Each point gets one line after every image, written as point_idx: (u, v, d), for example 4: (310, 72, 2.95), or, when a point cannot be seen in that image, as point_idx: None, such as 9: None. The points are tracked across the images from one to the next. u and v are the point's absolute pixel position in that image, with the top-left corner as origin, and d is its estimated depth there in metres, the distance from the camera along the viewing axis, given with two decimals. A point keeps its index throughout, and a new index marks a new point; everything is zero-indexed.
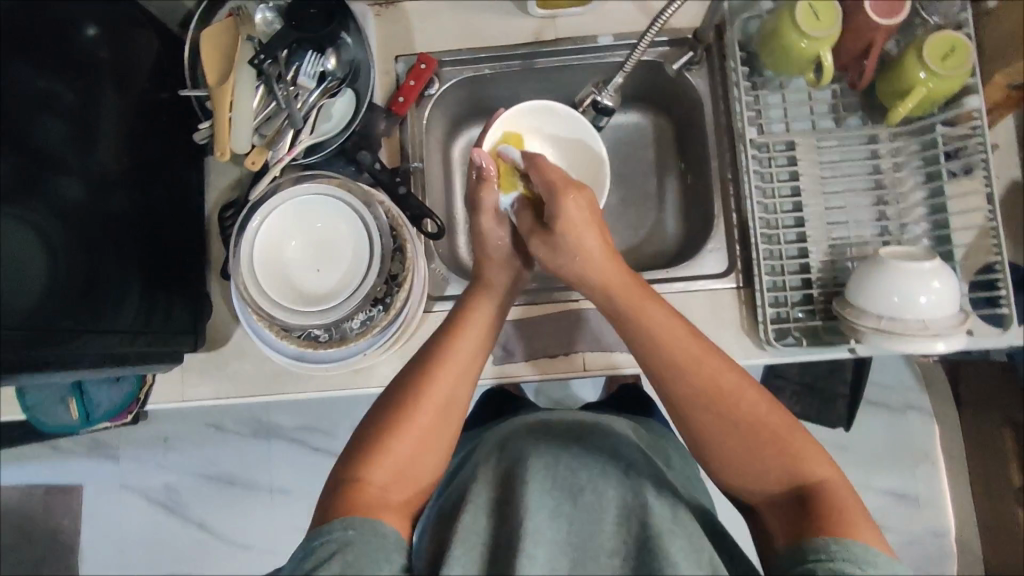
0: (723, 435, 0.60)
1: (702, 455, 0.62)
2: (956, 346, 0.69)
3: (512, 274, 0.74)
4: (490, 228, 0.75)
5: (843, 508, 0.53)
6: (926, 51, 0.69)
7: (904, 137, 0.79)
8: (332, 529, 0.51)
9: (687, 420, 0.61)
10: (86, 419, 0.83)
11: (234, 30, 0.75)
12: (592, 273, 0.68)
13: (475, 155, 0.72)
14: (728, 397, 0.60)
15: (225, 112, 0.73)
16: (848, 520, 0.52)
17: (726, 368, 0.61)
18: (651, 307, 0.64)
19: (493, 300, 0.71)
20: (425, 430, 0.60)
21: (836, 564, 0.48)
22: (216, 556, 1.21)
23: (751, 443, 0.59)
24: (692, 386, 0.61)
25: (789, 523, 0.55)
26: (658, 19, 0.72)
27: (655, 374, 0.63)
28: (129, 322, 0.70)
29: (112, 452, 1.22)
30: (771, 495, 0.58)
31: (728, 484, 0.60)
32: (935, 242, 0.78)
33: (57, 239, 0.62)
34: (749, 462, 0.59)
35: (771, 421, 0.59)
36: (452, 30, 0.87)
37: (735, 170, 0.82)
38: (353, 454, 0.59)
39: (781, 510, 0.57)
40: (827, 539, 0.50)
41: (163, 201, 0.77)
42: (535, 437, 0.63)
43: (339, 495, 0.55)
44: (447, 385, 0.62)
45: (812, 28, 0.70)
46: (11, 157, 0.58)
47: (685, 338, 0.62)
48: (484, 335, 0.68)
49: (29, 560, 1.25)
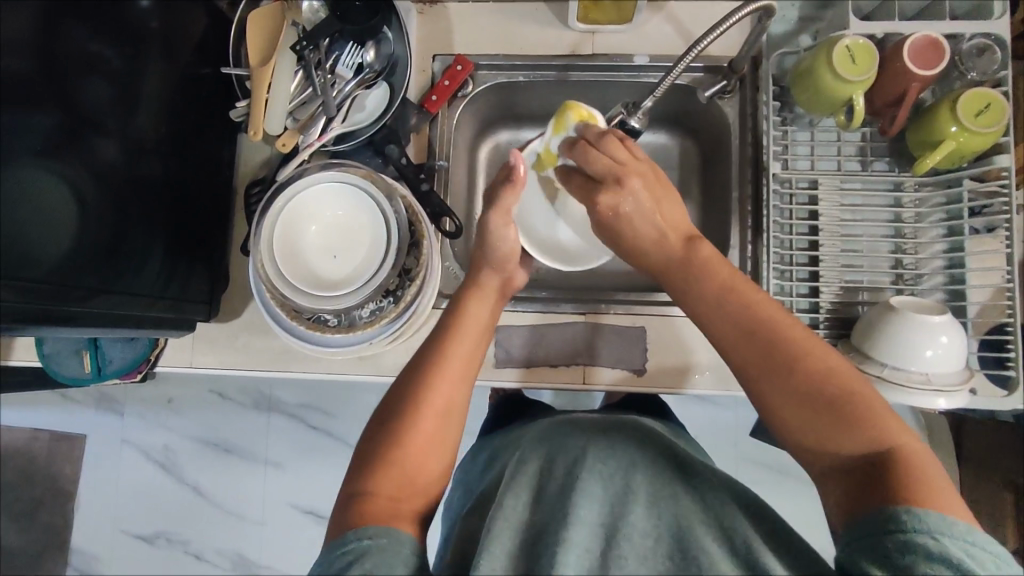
0: (787, 401, 0.56)
1: (766, 421, 0.58)
2: (958, 403, 0.69)
3: (505, 278, 0.74)
4: (500, 230, 0.72)
5: (922, 476, 0.48)
6: (959, 106, 0.69)
7: (930, 187, 0.79)
8: (347, 540, 0.51)
9: (751, 381, 0.58)
10: (97, 373, 0.85)
11: (281, 15, 0.76)
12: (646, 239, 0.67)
13: (512, 155, 0.71)
14: (790, 358, 0.56)
15: (263, 90, 0.74)
16: (925, 488, 0.47)
17: (794, 328, 0.58)
18: (715, 262, 0.64)
19: (486, 304, 0.72)
20: (429, 437, 0.61)
21: (911, 537, 0.44)
22: (206, 520, 1.24)
23: (817, 407, 0.54)
24: (749, 348, 0.58)
25: (857, 489, 0.50)
26: (693, 48, 0.73)
27: (717, 339, 0.61)
28: (149, 286, 0.72)
29: (117, 406, 1.25)
30: (840, 462, 0.53)
31: (794, 449, 0.56)
32: (949, 296, 0.78)
33: (90, 198, 0.65)
34: (815, 426, 0.54)
35: (840, 383, 0.54)
36: (491, 34, 0.88)
37: (757, 202, 0.82)
38: (362, 468, 0.59)
39: (851, 478, 0.51)
40: (900, 507, 0.46)
41: (196, 172, 0.80)
42: (560, 440, 0.63)
43: (349, 508, 0.55)
44: (446, 391, 0.63)
45: (848, 73, 0.70)
46: (58, 115, 0.63)
47: (745, 303, 0.60)
48: (479, 335, 0.69)
49: (28, 502, 1.29)
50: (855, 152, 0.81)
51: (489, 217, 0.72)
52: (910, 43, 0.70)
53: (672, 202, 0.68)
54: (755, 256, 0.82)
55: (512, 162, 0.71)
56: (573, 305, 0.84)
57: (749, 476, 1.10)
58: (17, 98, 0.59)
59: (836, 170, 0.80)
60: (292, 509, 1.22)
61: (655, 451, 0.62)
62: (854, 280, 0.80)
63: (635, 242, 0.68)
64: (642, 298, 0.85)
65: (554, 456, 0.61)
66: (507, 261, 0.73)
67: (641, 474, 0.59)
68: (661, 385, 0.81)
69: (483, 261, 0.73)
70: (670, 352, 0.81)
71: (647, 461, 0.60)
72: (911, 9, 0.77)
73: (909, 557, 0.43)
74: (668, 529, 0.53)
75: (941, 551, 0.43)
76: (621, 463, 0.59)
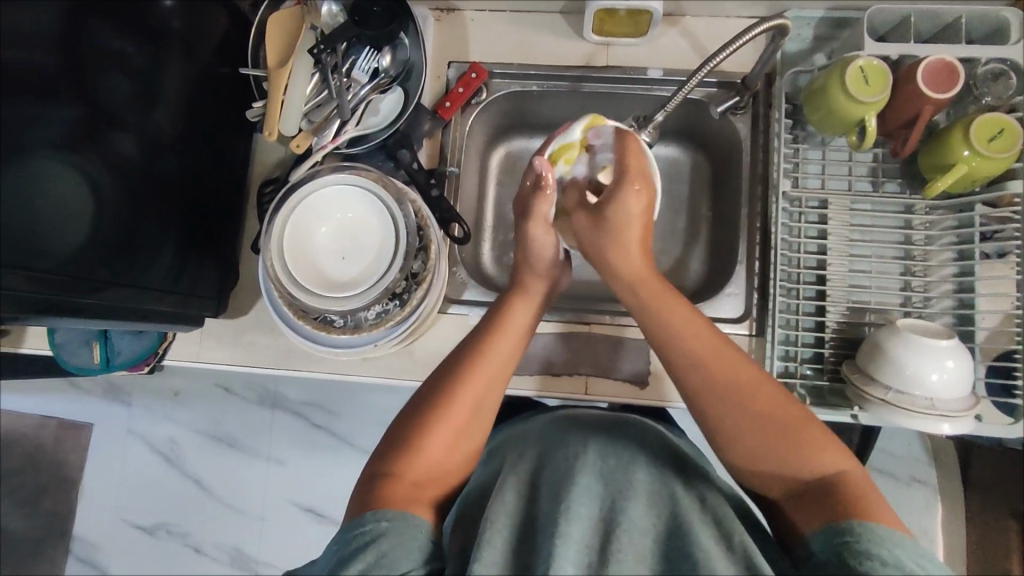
0: (746, 432, 0.58)
1: (721, 450, 0.60)
2: (962, 430, 0.68)
3: (550, 283, 0.74)
4: (539, 237, 0.73)
5: (869, 498, 0.53)
6: (972, 131, 0.69)
7: (942, 210, 0.79)
8: (364, 521, 0.53)
9: (709, 416, 0.60)
10: (106, 365, 0.86)
11: (300, 19, 0.77)
12: (623, 264, 0.68)
13: (537, 162, 0.73)
14: (746, 392, 0.59)
15: (279, 95, 0.75)
16: (871, 507, 0.52)
17: (743, 364, 0.60)
18: (674, 302, 0.65)
19: (531, 306, 0.71)
20: (457, 429, 0.61)
21: (864, 545, 0.48)
22: (208, 514, 1.25)
23: (774, 437, 0.57)
24: (710, 383, 0.60)
25: (814, 512, 0.54)
26: (707, 63, 0.73)
27: (678, 375, 0.62)
28: (160, 280, 0.73)
29: (125, 397, 1.27)
30: (791, 486, 0.56)
31: (748, 476, 0.59)
32: (957, 321, 0.77)
33: (102, 189, 0.67)
34: (769, 456, 0.57)
35: (791, 413, 0.58)
36: (507, 43, 0.89)
37: (766, 219, 0.82)
38: (389, 450, 0.60)
39: (805, 502, 0.55)
40: (856, 522, 0.50)
41: (211, 169, 0.81)
42: (558, 436, 0.63)
43: (371, 489, 0.56)
44: (480, 388, 0.63)
45: (861, 94, 0.70)
46: (74, 108, 0.64)
47: (706, 338, 0.62)
48: (519, 339, 0.68)
49: (33, 488, 1.30)
50: (866, 171, 0.81)
51: (527, 228, 0.73)
52: (925, 66, 0.70)
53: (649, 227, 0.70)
54: (762, 273, 0.82)
55: (539, 170, 0.73)
56: (574, 314, 0.85)
57: None
58: (39, 89, 0.61)
59: (846, 190, 0.80)
60: (293, 506, 1.22)
61: (658, 452, 0.62)
62: (861, 300, 0.80)
63: (617, 254, 0.68)
64: None
65: (549, 453, 0.61)
66: (552, 270, 0.74)
67: (649, 473, 0.58)
68: (663, 398, 0.80)
69: (528, 270, 0.74)
70: None
71: (651, 460, 0.60)
72: (928, 31, 0.77)
73: (865, 565, 0.47)
74: (667, 526, 0.54)
75: (894, 560, 0.47)
76: (625, 458, 0.59)
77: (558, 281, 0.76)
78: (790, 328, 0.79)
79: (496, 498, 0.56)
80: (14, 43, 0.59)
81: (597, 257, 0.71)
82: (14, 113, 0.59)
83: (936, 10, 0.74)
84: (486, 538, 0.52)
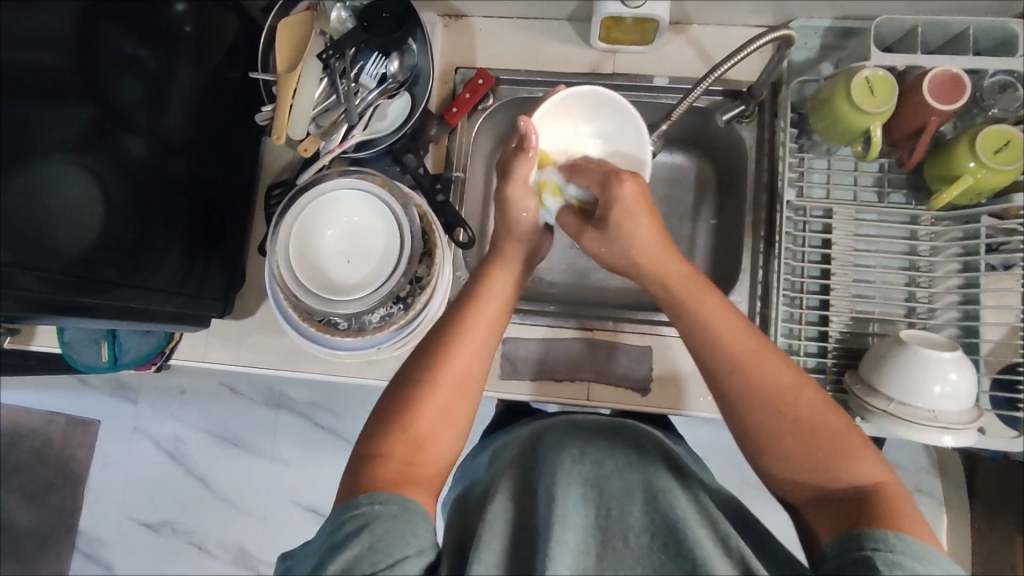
0: (775, 431, 0.57)
1: (749, 449, 0.59)
2: (965, 443, 0.68)
3: (526, 248, 0.74)
4: (517, 200, 0.71)
5: (900, 506, 0.51)
6: (978, 142, 0.69)
7: (947, 222, 0.79)
8: (359, 502, 0.52)
9: (741, 414, 0.59)
10: (114, 363, 0.87)
11: (309, 24, 0.78)
12: (644, 258, 0.66)
13: (523, 123, 0.67)
14: (778, 390, 0.58)
15: (287, 99, 0.76)
16: (907, 519, 0.49)
17: (782, 365, 0.59)
18: (707, 297, 0.63)
19: (509, 275, 0.71)
20: (444, 403, 0.61)
21: (896, 556, 0.46)
22: (211, 512, 1.26)
23: (805, 438, 0.56)
24: (742, 380, 0.59)
25: (843, 519, 0.52)
26: (713, 72, 0.73)
27: (711, 371, 0.61)
28: (165, 281, 0.74)
29: (132, 394, 1.28)
30: (823, 494, 0.55)
31: (773, 477, 0.58)
32: (962, 332, 0.78)
33: (114, 191, 0.68)
34: (801, 460, 0.56)
35: (826, 420, 0.57)
36: (514, 50, 0.90)
37: (770, 227, 0.82)
38: (375, 431, 0.60)
39: (833, 509, 0.54)
40: (885, 531, 0.48)
41: (218, 172, 0.82)
42: (558, 438, 0.63)
43: (360, 469, 0.56)
44: (466, 360, 0.64)
45: (866, 104, 0.70)
46: (84, 109, 0.65)
47: (742, 335, 0.61)
48: (501, 310, 0.69)
49: (41, 484, 1.32)
50: (872, 182, 0.82)
51: (505, 190, 0.70)
52: (930, 77, 0.70)
53: (656, 214, 0.67)
54: (765, 281, 0.82)
55: (524, 130, 0.67)
56: (576, 319, 0.85)
57: (752, 503, 1.09)
58: (55, 91, 0.62)
59: (851, 200, 0.80)
60: (296, 507, 1.23)
61: (648, 450, 0.62)
62: (865, 310, 0.80)
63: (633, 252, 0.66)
64: (650, 317, 0.86)
65: (540, 459, 0.61)
66: (529, 232, 0.73)
67: (639, 470, 0.59)
68: (664, 406, 0.81)
69: (507, 235, 0.73)
70: (676, 373, 0.81)
71: (641, 458, 0.60)
72: (935, 42, 0.76)
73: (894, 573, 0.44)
74: (661, 523, 0.54)
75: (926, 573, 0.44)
76: (617, 459, 0.60)
77: (538, 246, 0.75)
78: (793, 337, 0.79)
79: (496, 500, 0.57)
80: (34, 47, 0.60)
81: (608, 248, 0.69)
82: (27, 116, 0.60)
83: (944, 22, 0.74)
84: (484, 540, 0.53)
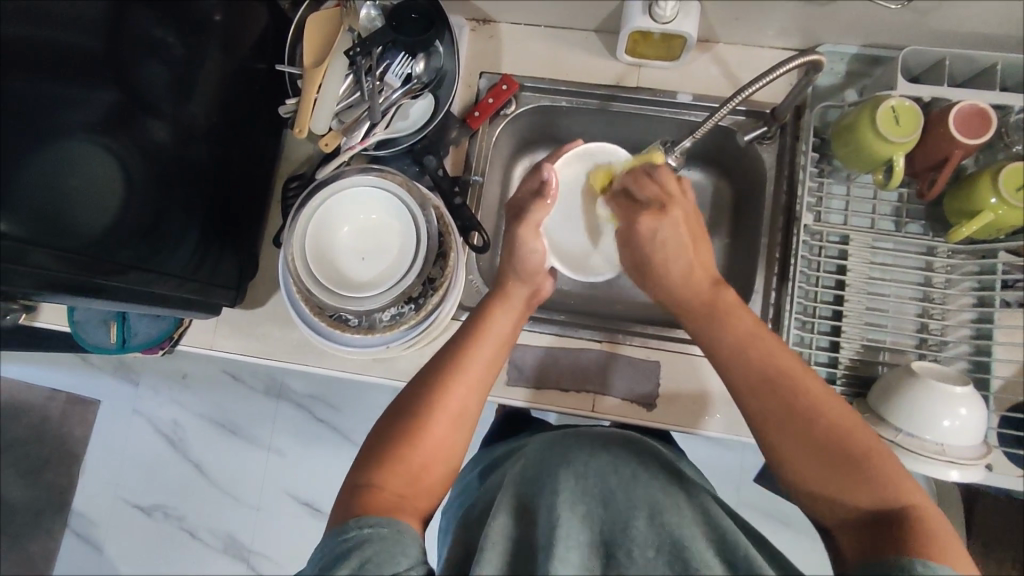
0: (801, 454, 0.56)
1: (777, 472, 0.59)
2: (971, 477, 0.68)
3: (533, 289, 0.74)
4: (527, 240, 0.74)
5: (932, 533, 0.49)
6: (1001, 178, 0.69)
7: (964, 255, 0.79)
8: (349, 527, 0.52)
9: (763, 433, 0.59)
10: (121, 345, 0.86)
11: (338, 21, 0.79)
12: (676, 286, 0.70)
13: (544, 170, 0.74)
14: (808, 411, 0.57)
15: (312, 92, 0.76)
16: (939, 545, 0.48)
17: (809, 383, 0.59)
18: (733, 311, 0.65)
19: (512, 314, 0.72)
20: (439, 438, 0.61)
21: None
22: (204, 500, 1.26)
23: (832, 460, 0.55)
24: (771, 399, 0.59)
25: (871, 541, 0.51)
26: (739, 93, 0.73)
27: (737, 386, 0.62)
28: (181, 265, 0.74)
29: (133, 376, 1.28)
30: (855, 515, 0.53)
31: (801, 497, 0.57)
32: (972, 366, 0.78)
33: (137, 173, 0.68)
34: (827, 479, 0.55)
35: (852, 440, 0.56)
36: (539, 58, 0.90)
37: (784, 250, 0.82)
38: (371, 459, 0.60)
39: (864, 535, 0.52)
40: (911, 559, 0.47)
41: (238, 162, 0.82)
42: (564, 450, 0.63)
43: (354, 497, 0.56)
44: (460, 397, 0.63)
45: (892, 134, 0.70)
46: (115, 93, 0.66)
47: (769, 352, 0.61)
48: (500, 346, 0.69)
49: (36, 460, 1.32)
50: (890, 211, 0.82)
51: (517, 231, 0.74)
52: (955, 110, 0.70)
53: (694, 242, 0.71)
54: (777, 303, 0.82)
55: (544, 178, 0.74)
56: (585, 329, 0.85)
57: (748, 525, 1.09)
58: (80, 71, 0.62)
59: (869, 228, 0.81)
60: (290, 499, 1.23)
61: (654, 468, 0.62)
62: (876, 339, 0.80)
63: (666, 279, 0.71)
64: (660, 332, 0.86)
65: (541, 474, 0.60)
66: (535, 273, 0.74)
67: (644, 491, 0.58)
68: (668, 423, 0.80)
69: (512, 272, 0.74)
70: (682, 390, 0.81)
71: (643, 478, 0.60)
72: (962, 76, 0.77)
73: None
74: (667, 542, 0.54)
75: None
76: (619, 482, 0.59)
77: (542, 287, 0.76)
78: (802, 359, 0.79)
79: (503, 507, 0.57)
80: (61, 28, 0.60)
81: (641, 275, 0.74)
82: (58, 94, 0.61)
83: (973, 55, 0.73)
84: (487, 545, 0.53)
